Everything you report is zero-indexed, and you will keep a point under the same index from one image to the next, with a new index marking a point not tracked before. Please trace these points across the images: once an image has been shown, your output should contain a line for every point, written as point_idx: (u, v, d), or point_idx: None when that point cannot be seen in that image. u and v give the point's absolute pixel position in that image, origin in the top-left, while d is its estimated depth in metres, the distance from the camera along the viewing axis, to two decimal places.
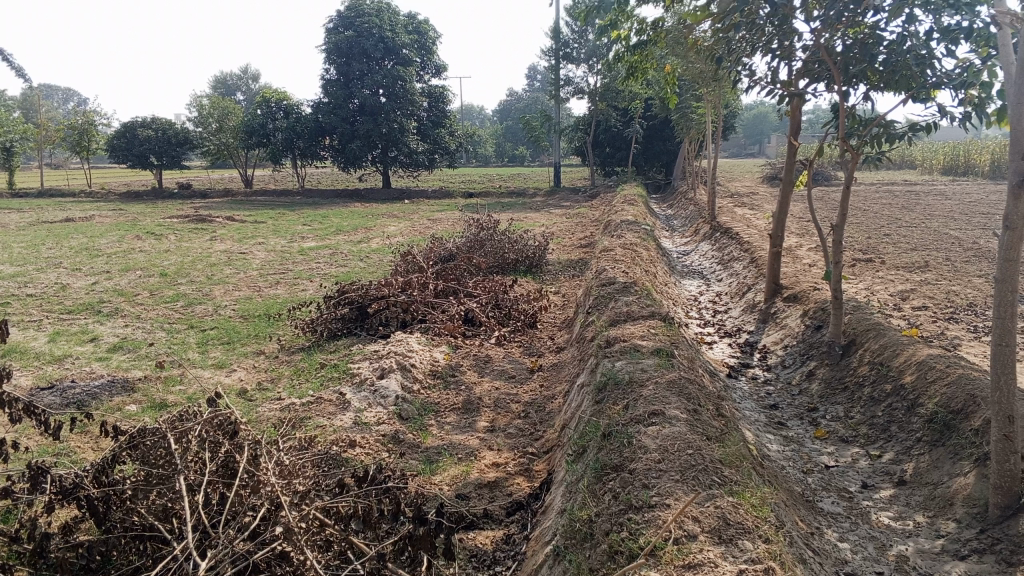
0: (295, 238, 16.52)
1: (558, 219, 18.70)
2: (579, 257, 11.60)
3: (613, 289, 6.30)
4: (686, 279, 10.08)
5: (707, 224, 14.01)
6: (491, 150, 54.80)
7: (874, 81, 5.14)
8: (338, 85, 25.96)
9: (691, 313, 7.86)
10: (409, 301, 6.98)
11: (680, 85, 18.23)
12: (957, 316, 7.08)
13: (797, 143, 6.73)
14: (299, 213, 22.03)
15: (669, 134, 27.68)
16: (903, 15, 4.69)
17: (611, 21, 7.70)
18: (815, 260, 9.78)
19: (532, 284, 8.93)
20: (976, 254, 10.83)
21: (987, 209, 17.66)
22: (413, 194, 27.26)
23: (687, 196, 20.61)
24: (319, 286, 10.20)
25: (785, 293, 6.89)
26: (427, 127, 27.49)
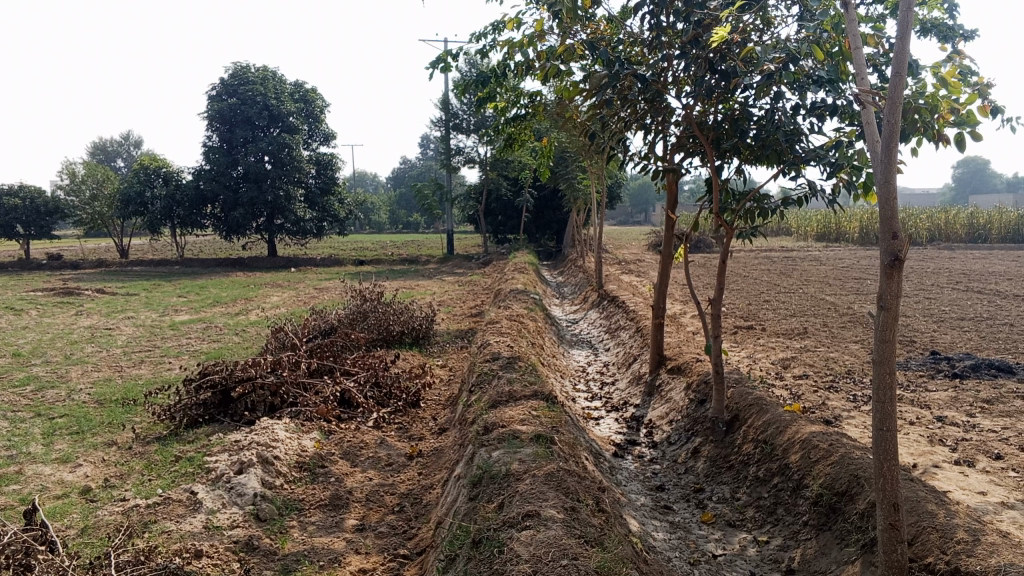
0: (169, 312, 15.62)
1: (448, 287, 18.48)
2: (467, 326, 11.36)
3: (496, 364, 6.04)
4: (574, 348, 9.96)
5: (596, 291, 14.08)
6: (384, 217, 54.57)
7: (745, 155, 5.17)
8: (221, 152, 25.24)
9: (578, 385, 7.67)
10: (279, 383, 6.51)
11: (564, 157, 18.59)
12: (836, 384, 7.19)
13: (675, 215, 6.74)
14: (176, 284, 21.03)
15: (559, 203, 28.18)
16: (770, 92, 4.74)
17: (490, 94, 7.65)
18: (699, 327, 9.88)
19: (415, 358, 8.58)
20: (850, 320, 11.23)
21: (858, 274, 18.58)
22: (300, 262, 26.57)
23: (576, 263, 20.86)
24: (189, 365, 9.53)
25: (670, 363, 6.79)
26: (315, 195, 27.02)
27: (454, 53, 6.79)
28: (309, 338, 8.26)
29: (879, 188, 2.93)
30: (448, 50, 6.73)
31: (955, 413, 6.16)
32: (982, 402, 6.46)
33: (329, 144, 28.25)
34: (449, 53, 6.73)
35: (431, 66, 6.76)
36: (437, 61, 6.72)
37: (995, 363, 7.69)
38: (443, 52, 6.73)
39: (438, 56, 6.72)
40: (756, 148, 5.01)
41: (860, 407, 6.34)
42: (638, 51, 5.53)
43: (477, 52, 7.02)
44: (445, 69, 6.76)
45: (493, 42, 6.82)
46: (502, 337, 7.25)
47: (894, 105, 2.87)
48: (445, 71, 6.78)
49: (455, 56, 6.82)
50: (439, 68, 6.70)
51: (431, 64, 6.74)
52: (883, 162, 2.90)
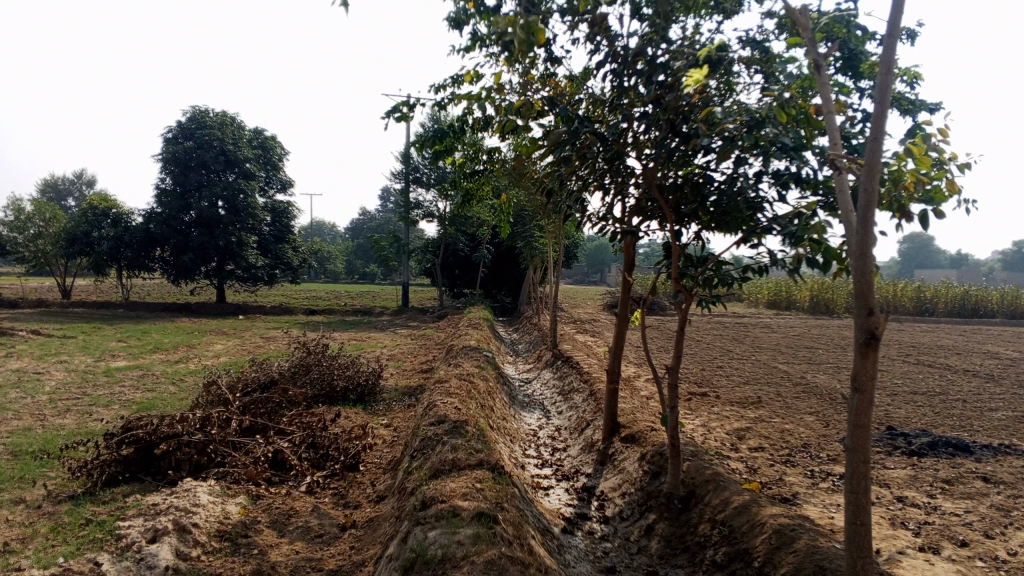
0: (105, 357, 14.94)
1: (399, 341, 18.10)
2: (415, 383, 10.99)
3: (440, 428, 5.70)
4: (526, 410, 9.64)
5: (550, 351, 13.85)
6: (340, 267, 54.12)
7: (706, 221, 5.00)
8: (173, 195, 24.68)
9: (528, 450, 7.33)
10: (207, 441, 6.08)
11: (522, 215, 18.53)
12: (792, 458, 6.99)
13: (631, 279, 6.52)
14: (117, 328, 20.30)
15: (516, 260, 28.14)
16: (733, 156, 4.58)
17: (446, 147, 7.47)
18: (653, 393, 9.66)
19: (356, 416, 8.17)
20: (803, 390, 11.14)
21: (810, 343, 18.71)
22: (249, 310, 25.93)
23: (532, 321, 20.68)
24: (117, 415, 8.98)
25: (623, 430, 6.51)
26: (269, 242, 26.57)
27: (411, 103, 6.59)
28: (245, 393, 7.81)
29: (855, 259, 2.78)
30: (406, 99, 6.52)
31: (914, 493, 6.00)
32: (940, 482, 6.31)
33: (286, 192, 27.90)
34: (406, 102, 6.53)
35: (387, 114, 6.54)
36: (393, 110, 6.51)
37: (951, 441, 7.61)
38: (400, 100, 6.52)
39: (395, 104, 6.51)
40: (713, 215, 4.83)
41: (818, 484, 6.14)
42: (598, 109, 5.36)
43: (435, 104, 6.83)
44: (401, 118, 6.54)
45: (452, 94, 6.65)
46: (450, 398, 6.91)
47: (872, 173, 2.73)
48: (401, 121, 6.56)
49: (412, 106, 6.62)
50: (395, 117, 6.48)
51: (388, 111, 6.52)
52: (860, 235, 2.76)
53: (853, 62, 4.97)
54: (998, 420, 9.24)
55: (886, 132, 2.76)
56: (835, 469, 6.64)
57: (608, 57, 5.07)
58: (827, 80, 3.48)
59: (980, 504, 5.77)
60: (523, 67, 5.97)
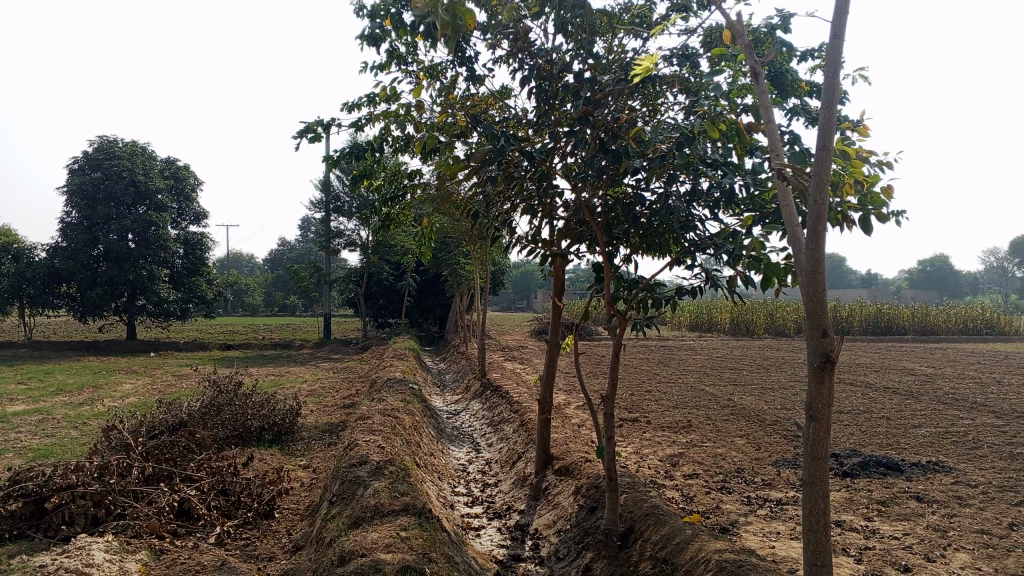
0: (1, 401, 13.94)
1: (322, 374, 17.52)
2: (337, 419, 10.51)
3: (362, 469, 5.32)
4: (454, 444, 9.28)
5: (477, 381, 13.54)
6: (260, 299, 52.74)
7: (636, 242, 4.78)
8: (79, 229, 23.46)
9: (457, 488, 6.99)
10: (105, 491, 5.53)
11: (446, 242, 18.24)
12: (727, 484, 6.84)
13: (561, 303, 6.28)
14: (17, 370, 19.06)
15: (441, 288, 27.79)
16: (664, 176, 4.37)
17: (364, 170, 7.16)
18: (583, 421, 9.44)
19: (271, 458, 7.68)
20: (733, 413, 11.10)
21: (735, 364, 18.89)
22: (161, 346, 24.82)
23: (458, 350, 20.34)
24: (8, 464, 8.27)
25: (556, 463, 6.25)
26: (182, 275, 25.56)
27: (326, 122, 6.26)
28: (147, 437, 7.26)
29: (806, 277, 2.64)
30: (319, 119, 6.20)
31: (851, 517, 5.90)
32: (876, 504, 6.24)
33: (200, 223, 26.92)
34: (320, 122, 6.20)
35: (298, 135, 6.20)
36: (306, 130, 6.17)
37: (881, 460, 7.61)
38: (313, 121, 6.18)
39: (307, 124, 6.17)
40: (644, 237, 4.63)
41: (756, 511, 5.99)
42: (522, 128, 5.14)
43: (350, 124, 6.52)
44: (314, 139, 6.20)
45: (369, 115, 6.35)
46: (373, 435, 6.54)
47: (820, 190, 2.63)
48: (314, 142, 6.22)
49: (326, 127, 6.29)
50: (308, 137, 6.14)
51: (299, 132, 6.17)
52: (810, 250, 2.62)
53: (780, 79, 4.89)
54: (923, 437, 9.34)
55: (832, 145, 2.66)
56: (771, 494, 6.51)
57: (532, 74, 4.87)
58: (765, 89, 3.36)
59: (917, 525, 5.70)
60: (443, 85, 5.73)
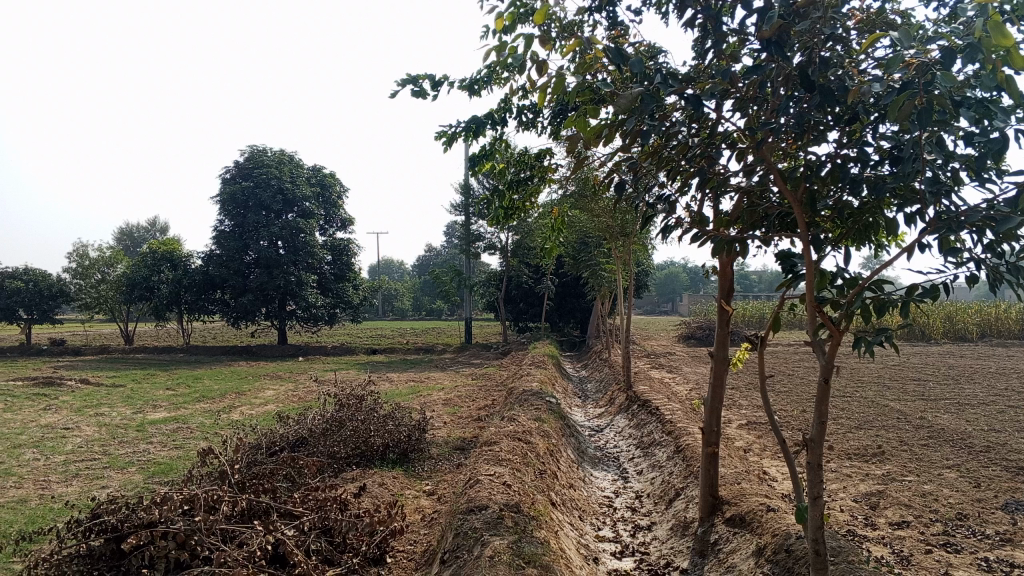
0: (147, 407, 13.97)
1: (462, 381, 16.80)
2: (470, 435, 9.58)
3: (479, 519, 4.24)
4: (597, 469, 8.12)
5: (623, 392, 12.31)
6: (407, 304, 53.59)
7: (844, 225, 3.32)
8: (230, 236, 23.95)
9: (601, 530, 5.81)
10: (190, 530, 4.70)
11: (585, 242, 17.07)
12: (952, 539, 5.30)
13: (729, 306, 4.95)
14: (170, 375, 19.47)
15: (583, 291, 26.64)
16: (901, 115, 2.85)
17: (486, 149, 6.12)
18: (750, 448, 8.03)
19: (393, 484, 6.81)
20: (933, 437, 9.29)
21: (919, 374, 16.64)
22: (309, 351, 25.05)
23: (602, 355, 19.13)
24: (131, 480, 7.83)
25: (727, 510, 4.97)
26: (328, 281, 25.68)
27: (435, 78, 5.29)
28: (252, 461, 6.54)
29: None
30: (428, 72, 5.24)
31: None
32: None
33: (345, 229, 27.07)
34: (429, 77, 5.24)
35: (402, 86, 5.26)
36: (412, 83, 5.22)
37: None
38: (421, 73, 5.23)
39: (413, 76, 5.22)
40: (849, 224, 3.28)
41: None
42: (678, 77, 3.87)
43: (465, 86, 5.52)
44: (420, 94, 5.23)
45: (486, 75, 5.34)
46: (499, 467, 5.45)
47: None
48: (420, 97, 5.26)
49: (436, 83, 5.32)
50: (413, 91, 5.18)
51: (404, 84, 5.23)
52: None
53: None
54: None
55: None
56: (1016, 558, 4.91)
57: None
58: None
59: None
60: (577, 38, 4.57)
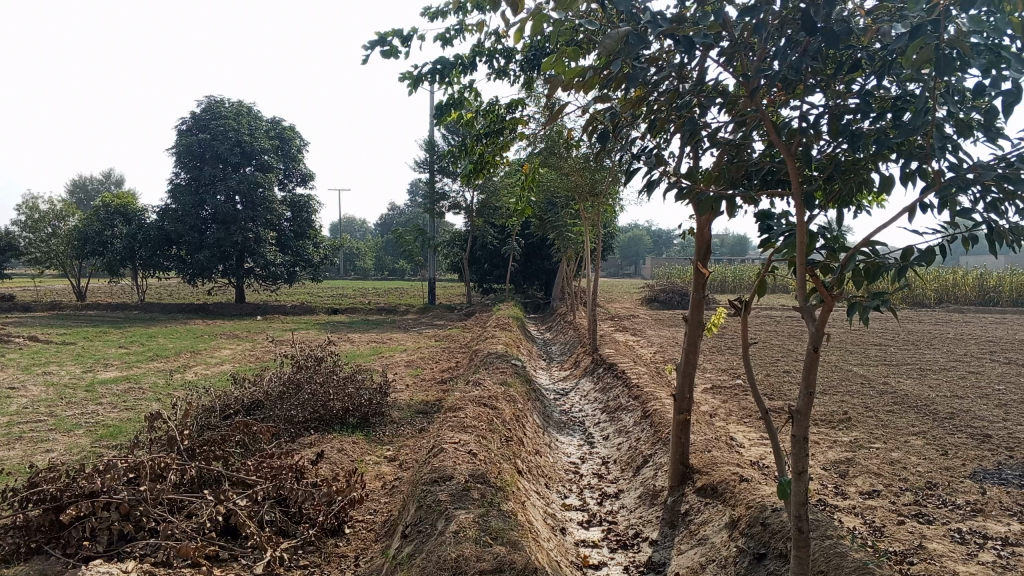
0: (96, 366, 13.51)
1: (424, 342, 16.57)
2: (433, 398, 9.35)
3: (442, 490, 4.01)
4: (563, 434, 7.97)
5: (588, 355, 12.16)
6: (369, 264, 52.99)
7: (838, 181, 3.11)
8: (187, 191, 23.23)
9: (568, 498, 5.64)
10: (135, 499, 4.43)
11: (551, 202, 16.80)
12: (923, 509, 5.21)
13: (706, 268, 4.74)
14: (122, 333, 18.91)
15: (548, 253, 26.42)
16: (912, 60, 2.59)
17: (454, 99, 5.79)
18: (718, 414, 7.91)
19: (352, 450, 6.58)
20: (897, 403, 9.27)
21: (880, 340, 16.75)
22: (269, 309, 24.54)
23: (566, 318, 18.98)
24: (76, 444, 7.47)
25: (698, 480, 4.82)
26: (288, 239, 25.09)
27: (404, 33, 4.96)
28: (204, 424, 6.24)
29: None
30: (396, 29, 4.90)
31: None
32: None
33: (306, 186, 26.41)
34: (398, 33, 4.90)
35: (369, 46, 4.91)
36: (379, 42, 4.88)
37: None
38: (389, 30, 4.88)
39: (381, 34, 4.87)
40: (842, 179, 3.06)
41: (978, 557, 4.34)
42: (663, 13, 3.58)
43: (434, 36, 5.18)
44: (389, 53, 4.91)
45: (456, 21, 5.00)
46: (463, 434, 5.24)
47: None
48: (389, 56, 4.93)
49: (405, 38, 4.98)
50: (381, 51, 4.86)
51: (371, 43, 4.88)
52: None
53: None
54: None
55: None
56: (987, 529, 4.83)
57: None
58: None
59: None
60: None
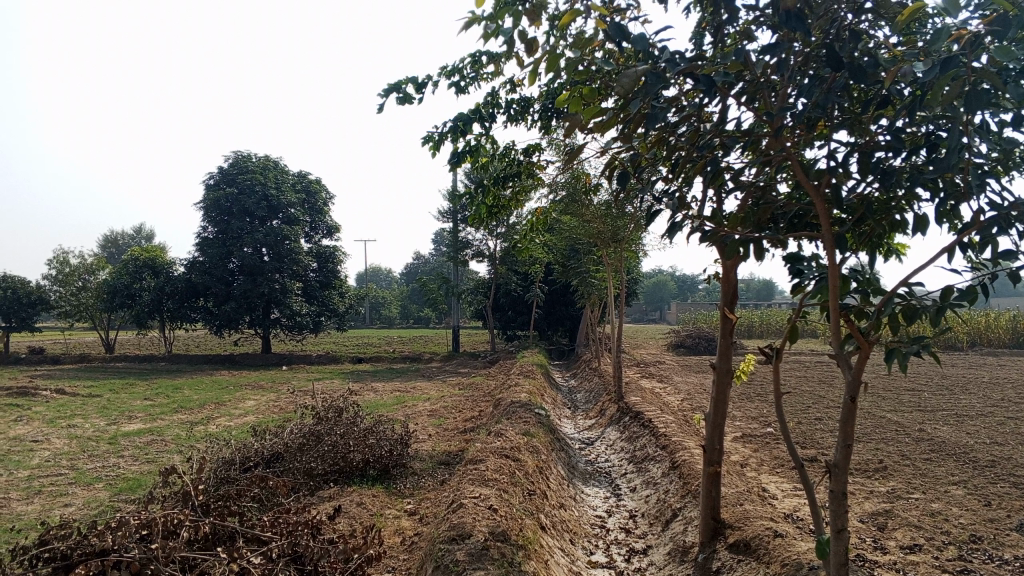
0: (121, 419, 13.49)
1: (448, 391, 16.42)
2: (456, 449, 9.18)
3: (461, 550, 3.85)
4: (588, 485, 7.75)
5: (614, 403, 11.94)
6: (394, 312, 53.12)
7: (870, 221, 2.98)
8: (213, 243, 23.47)
9: (594, 554, 5.44)
10: (147, 558, 4.30)
11: (574, 249, 16.72)
12: (968, 565, 4.94)
13: (732, 314, 4.61)
14: (148, 384, 18.95)
15: (572, 299, 26.29)
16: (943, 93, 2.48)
17: (472, 148, 5.74)
18: (748, 464, 7.67)
19: (372, 504, 6.42)
20: (935, 450, 8.95)
21: (914, 384, 16.35)
22: (294, 360, 24.56)
23: (591, 365, 18.77)
24: (96, 499, 7.38)
25: (730, 535, 4.62)
26: (313, 289, 25.20)
27: (419, 80, 4.93)
28: (221, 479, 6.12)
29: None
30: (411, 76, 4.87)
31: None
32: None
33: (331, 236, 26.61)
34: (413, 80, 4.88)
35: (385, 93, 4.89)
36: (395, 89, 4.85)
37: None
38: (404, 77, 4.86)
39: (396, 81, 4.85)
40: (874, 219, 2.93)
41: None
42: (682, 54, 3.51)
43: (449, 84, 5.16)
44: (404, 100, 4.88)
45: (472, 69, 4.97)
46: (484, 488, 5.08)
47: None
48: (404, 103, 4.90)
49: (420, 85, 4.95)
50: (396, 98, 4.82)
51: (386, 90, 4.85)
52: None
53: None
54: None
55: None
56: None
57: None
58: None
59: None
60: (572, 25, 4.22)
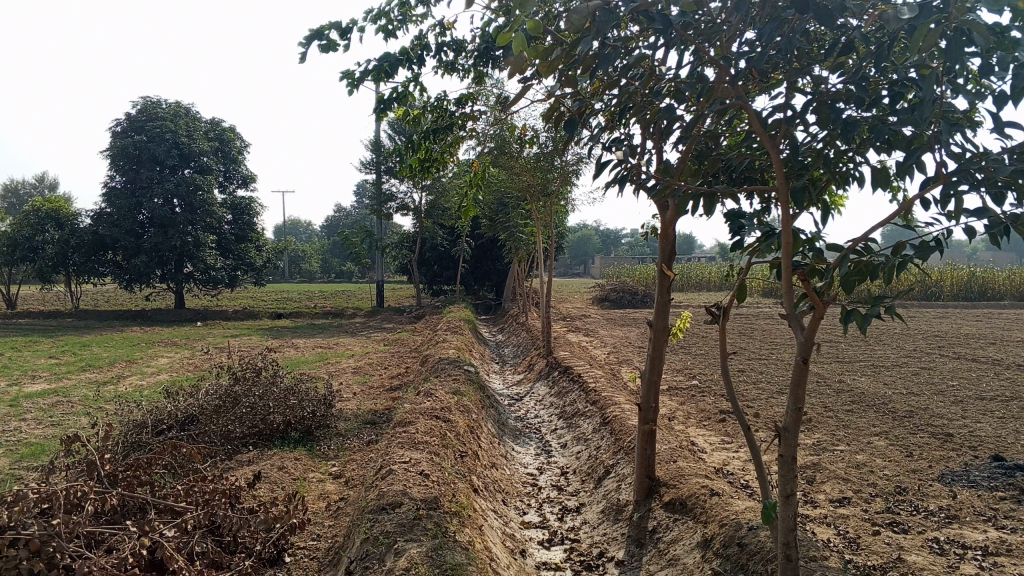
0: (22, 379, 12.68)
1: (373, 347, 16.05)
2: (381, 408, 8.91)
3: (391, 521, 3.62)
4: (518, 443, 7.62)
5: (542, 359, 11.83)
6: (315, 266, 51.95)
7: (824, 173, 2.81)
8: (122, 193, 22.26)
9: (527, 515, 5.31)
10: (47, 535, 3.93)
11: (501, 202, 16.43)
12: (897, 517, 4.99)
13: (670, 269, 4.45)
14: (52, 342, 17.93)
15: (499, 253, 26.07)
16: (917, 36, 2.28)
17: (398, 95, 5.39)
18: (679, 419, 7.65)
19: (294, 468, 6.13)
20: (855, 401, 9.13)
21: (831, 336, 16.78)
22: (210, 315, 23.68)
23: (517, 320, 18.64)
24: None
25: (666, 494, 4.53)
26: (230, 242, 24.27)
27: (343, 27, 4.55)
28: (130, 446, 5.73)
29: None
30: (334, 22, 4.49)
31: None
32: None
33: (248, 187, 25.61)
34: (336, 25, 4.49)
35: (305, 41, 4.49)
36: (316, 35, 4.46)
37: None
38: (326, 23, 4.47)
39: (317, 28, 4.46)
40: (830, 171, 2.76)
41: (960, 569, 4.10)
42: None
43: (376, 28, 4.79)
44: (327, 48, 4.50)
45: (399, 12, 4.61)
46: (414, 451, 4.86)
47: None
48: (327, 50, 4.52)
49: (344, 31, 4.57)
50: (318, 46, 4.44)
51: (306, 37, 4.46)
52: None
53: None
54: None
55: None
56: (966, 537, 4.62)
57: None
58: None
59: None
60: None
